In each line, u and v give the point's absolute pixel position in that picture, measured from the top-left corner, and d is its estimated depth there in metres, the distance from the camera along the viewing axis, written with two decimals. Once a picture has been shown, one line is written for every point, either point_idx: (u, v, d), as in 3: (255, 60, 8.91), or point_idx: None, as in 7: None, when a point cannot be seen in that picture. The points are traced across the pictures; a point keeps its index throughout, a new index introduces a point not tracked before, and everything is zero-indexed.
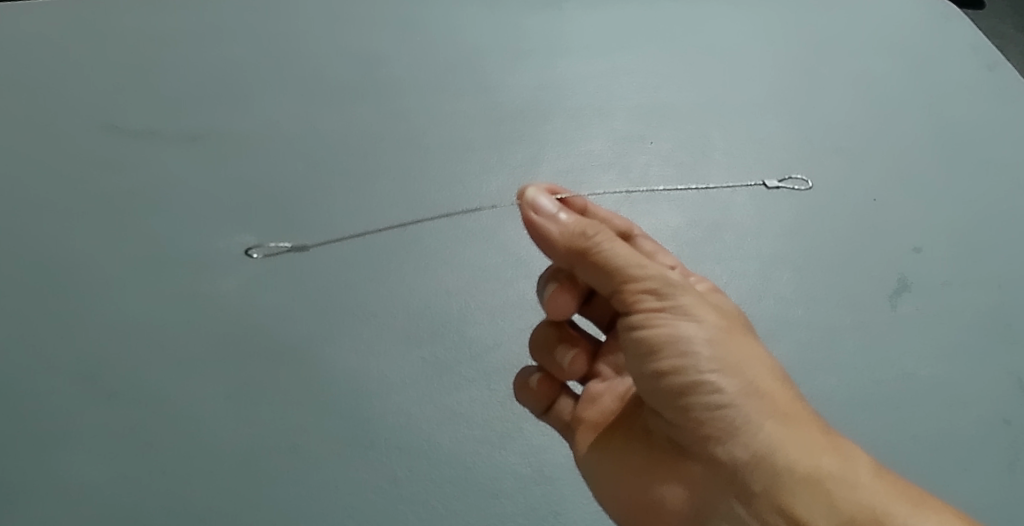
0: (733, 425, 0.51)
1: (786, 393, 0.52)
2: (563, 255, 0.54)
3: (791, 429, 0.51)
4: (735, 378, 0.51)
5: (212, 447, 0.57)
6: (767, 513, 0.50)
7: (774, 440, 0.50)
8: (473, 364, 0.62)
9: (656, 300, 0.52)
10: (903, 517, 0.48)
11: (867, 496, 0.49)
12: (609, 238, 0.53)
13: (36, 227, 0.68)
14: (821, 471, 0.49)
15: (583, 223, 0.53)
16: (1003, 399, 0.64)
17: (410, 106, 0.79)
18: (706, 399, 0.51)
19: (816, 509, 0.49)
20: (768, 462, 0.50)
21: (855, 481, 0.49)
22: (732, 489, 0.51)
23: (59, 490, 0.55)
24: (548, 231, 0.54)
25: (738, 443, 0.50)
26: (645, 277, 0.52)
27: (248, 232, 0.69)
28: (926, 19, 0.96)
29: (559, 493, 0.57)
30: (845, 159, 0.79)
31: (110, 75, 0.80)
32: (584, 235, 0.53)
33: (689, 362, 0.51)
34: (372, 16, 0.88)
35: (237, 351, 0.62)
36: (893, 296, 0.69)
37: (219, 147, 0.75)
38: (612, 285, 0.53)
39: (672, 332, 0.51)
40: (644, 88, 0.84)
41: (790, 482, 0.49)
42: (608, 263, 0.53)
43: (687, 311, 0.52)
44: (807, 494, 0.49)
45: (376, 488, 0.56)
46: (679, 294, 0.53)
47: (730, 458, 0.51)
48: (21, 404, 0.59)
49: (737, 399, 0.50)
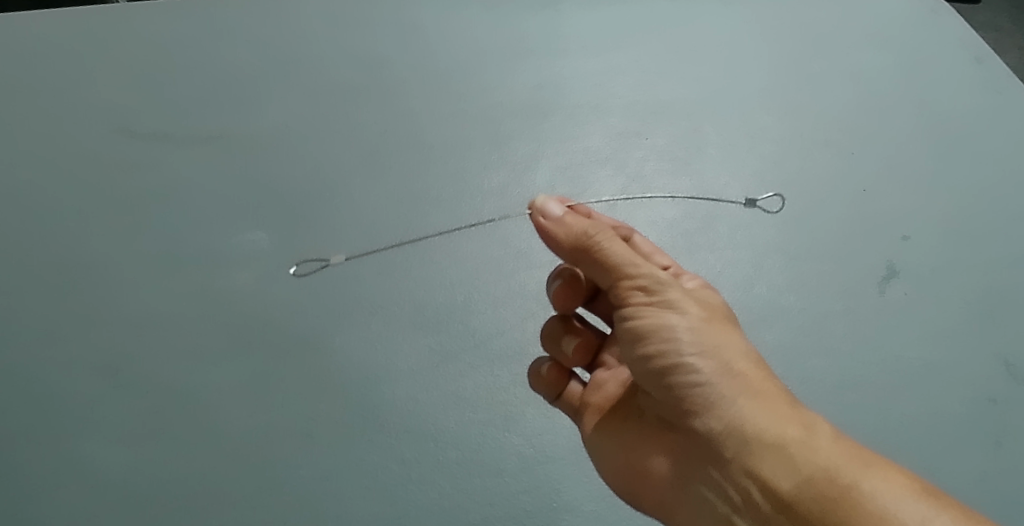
0: (709, 400, 0.54)
1: (762, 374, 0.55)
2: (569, 254, 0.59)
3: (760, 403, 0.53)
4: (712, 360, 0.54)
5: (226, 433, 0.60)
6: (739, 479, 0.52)
7: (743, 412, 0.53)
8: (477, 352, 0.65)
9: (646, 295, 0.56)
10: (861, 479, 0.50)
11: (825, 459, 0.51)
12: (609, 239, 0.58)
13: (51, 227, 0.71)
14: (785, 438, 0.52)
15: (587, 226, 0.58)
16: (990, 379, 0.66)
17: (411, 106, 0.82)
18: (686, 378, 0.54)
19: (781, 473, 0.51)
20: (739, 434, 0.53)
21: (818, 447, 0.52)
22: (710, 459, 0.54)
23: (79, 474, 0.58)
24: (555, 232, 0.59)
25: (712, 416, 0.54)
26: (637, 274, 0.57)
27: (257, 229, 0.71)
28: (916, 15, 0.98)
29: (559, 472, 0.59)
30: (833, 151, 0.82)
31: (121, 80, 0.83)
32: (587, 235, 0.58)
33: (671, 346, 0.55)
34: (374, 19, 0.90)
35: (248, 341, 0.65)
36: (882, 281, 0.72)
37: (226, 147, 0.77)
38: (610, 281, 0.58)
39: (656, 321, 0.55)
40: (639, 86, 0.86)
41: (758, 449, 0.52)
42: (605, 263, 0.57)
43: (672, 304, 0.56)
44: (774, 461, 0.52)
45: (384, 469, 0.58)
46: (666, 289, 0.57)
47: (706, 431, 0.54)
48: (41, 394, 0.62)
49: (712, 378, 0.54)
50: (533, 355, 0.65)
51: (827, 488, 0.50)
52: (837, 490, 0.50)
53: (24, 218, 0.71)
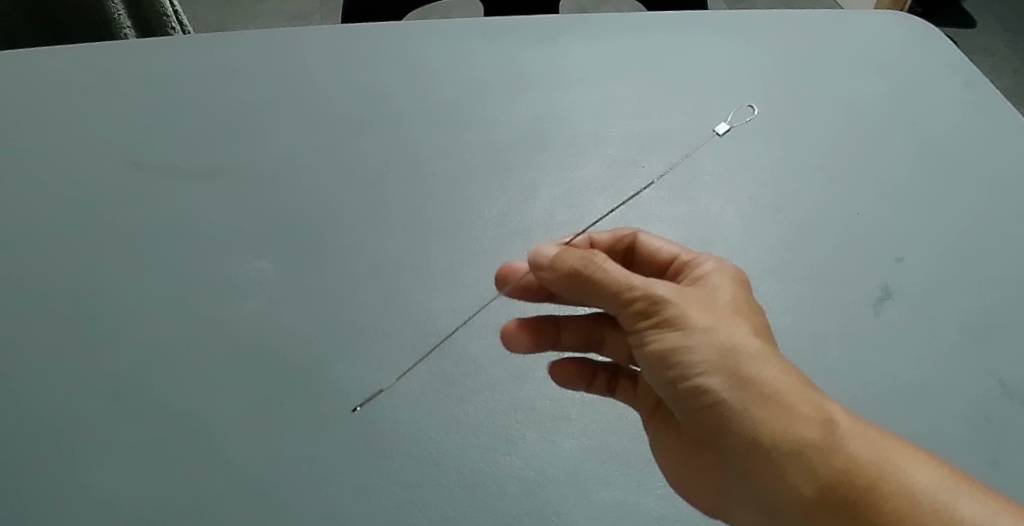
0: (723, 417, 0.56)
1: (779, 375, 0.55)
2: (569, 288, 0.64)
3: (776, 413, 0.54)
4: (721, 376, 0.55)
5: (231, 458, 0.61)
6: (769, 491, 0.55)
7: (759, 425, 0.54)
8: (477, 376, 0.66)
9: (647, 317, 0.59)
10: (887, 476, 0.53)
11: (848, 462, 0.53)
12: (599, 265, 0.62)
13: (61, 259, 0.73)
14: (807, 445, 0.54)
15: (576, 258, 0.62)
16: (986, 397, 0.67)
17: (414, 137, 0.84)
18: (699, 398, 0.57)
19: (805, 484, 0.53)
20: (757, 448, 0.55)
21: (840, 451, 0.53)
22: (738, 471, 0.56)
23: (87, 500, 0.59)
24: (549, 275, 0.64)
25: (729, 432, 0.55)
26: (634, 298, 0.60)
27: (263, 259, 0.73)
28: (908, 41, 1.00)
29: (559, 494, 0.60)
30: (827, 177, 0.83)
31: (130, 115, 0.85)
32: (577, 269, 0.62)
33: (678, 369, 0.57)
34: (377, 52, 0.93)
35: (253, 368, 0.66)
36: (877, 303, 0.73)
37: (232, 178, 0.80)
38: (614, 305, 0.61)
39: (661, 345, 0.58)
40: (636, 114, 0.88)
41: (780, 463, 0.54)
42: (604, 292, 0.61)
43: (674, 322, 0.58)
44: (796, 473, 0.54)
45: (388, 493, 0.59)
46: (666, 307, 0.59)
47: (727, 447, 0.56)
48: (49, 421, 0.63)
49: (723, 395, 0.55)
50: (533, 379, 0.66)
51: (850, 493, 0.53)
52: (859, 495, 0.53)
53: (36, 250, 0.73)
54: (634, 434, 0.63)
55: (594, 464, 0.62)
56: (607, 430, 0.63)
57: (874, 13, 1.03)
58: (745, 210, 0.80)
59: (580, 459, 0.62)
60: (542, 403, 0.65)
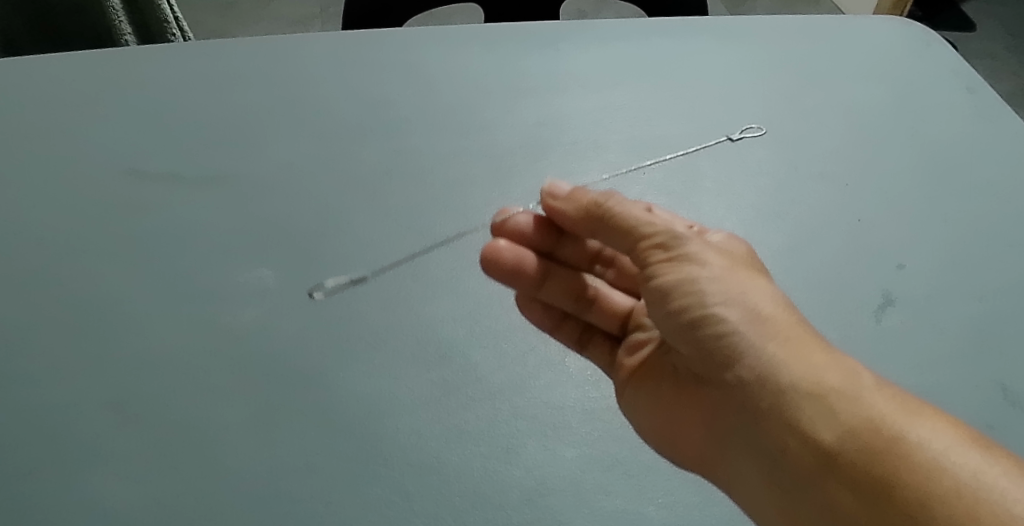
0: (738, 349, 0.58)
1: (790, 320, 0.58)
2: (585, 225, 0.67)
3: (790, 351, 0.56)
4: (737, 310, 0.58)
5: (231, 468, 0.61)
6: (780, 431, 0.55)
7: (774, 359, 0.56)
8: (478, 385, 0.66)
9: (664, 251, 0.62)
10: (904, 427, 0.52)
11: (869, 410, 0.53)
12: (620, 202, 0.65)
13: (62, 266, 0.73)
14: (824, 387, 0.55)
15: (597, 195, 0.66)
16: (987, 405, 0.67)
17: (415, 144, 0.84)
18: (714, 329, 0.59)
19: (821, 421, 0.54)
20: (769, 382, 0.56)
21: (858, 396, 0.54)
22: (747, 410, 0.58)
23: (85, 509, 0.59)
24: (566, 208, 0.67)
25: (743, 365, 0.57)
26: (653, 233, 0.63)
27: (264, 268, 0.73)
28: (908, 47, 1.00)
29: (560, 503, 0.60)
30: (828, 183, 0.83)
31: (132, 123, 0.85)
32: (597, 203, 0.65)
33: (694, 299, 0.59)
34: (378, 59, 0.93)
35: (253, 377, 0.66)
36: (879, 310, 0.72)
37: (232, 186, 0.80)
38: (629, 242, 0.64)
39: (678, 275, 0.61)
40: (637, 121, 0.88)
41: (794, 399, 0.55)
42: (620, 227, 0.64)
43: (692, 257, 0.61)
44: (814, 409, 0.54)
45: (389, 503, 0.59)
46: (685, 243, 0.62)
47: (739, 381, 0.58)
48: (49, 430, 0.63)
49: (739, 327, 0.58)
50: (534, 388, 0.66)
51: (872, 439, 0.52)
52: (882, 442, 0.52)
53: (37, 257, 0.73)
54: (633, 442, 0.63)
55: (595, 473, 0.61)
56: (607, 439, 0.63)
57: (875, 20, 1.03)
58: (746, 216, 0.80)
59: (580, 468, 0.62)
60: (543, 412, 0.65)
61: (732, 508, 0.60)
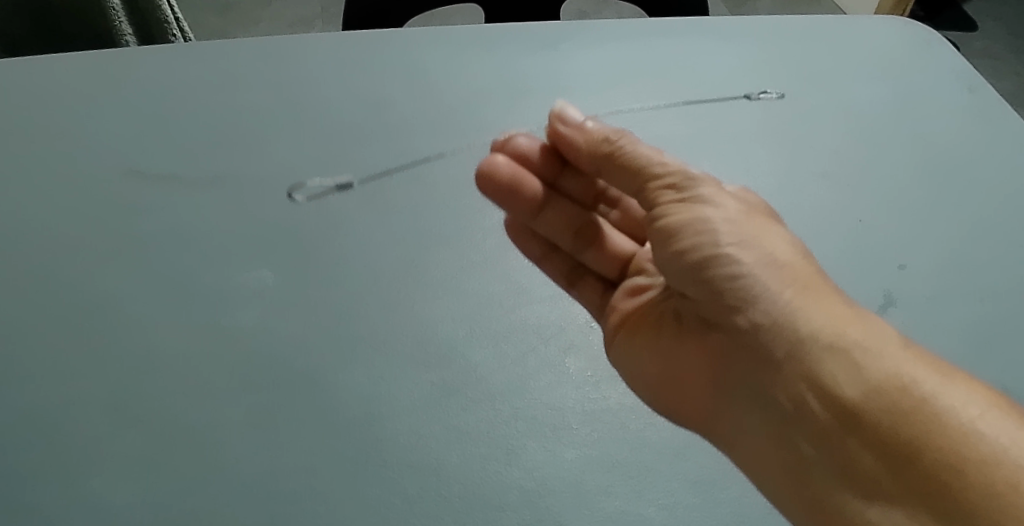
0: (752, 291, 0.62)
1: (807, 268, 0.64)
2: (590, 158, 0.71)
3: (806, 296, 0.61)
4: (753, 253, 0.64)
5: (229, 469, 0.61)
6: (794, 378, 0.59)
7: (791, 302, 0.61)
8: (478, 386, 0.65)
9: (675, 193, 0.67)
10: (925, 384, 0.56)
11: (888, 365, 0.57)
12: (632, 142, 0.69)
13: (60, 267, 0.73)
14: (842, 335, 0.59)
15: (607, 132, 0.70)
16: None
17: (415, 145, 0.84)
18: (727, 269, 0.63)
19: (841, 371, 0.58)
20: (785, 323, 0.61)
21: (878, 349, 0.58)
22: (760, 356, 0.62)
23: (83, 511, 0.59)
24: (574, 137, 0.72)
25: (757, 309, 0.62)
26: (666, 174, 0.67)
27: (263, 269, 0.73)
28: (909, 47, 0.99)
29: (560, 505, 0.60)
30: (829, 183, 0.83)
31: (131, 123, 0.85)
32: (609, 140, 0.69)
33: (706, 240, 0.64)
34: (377, 59, 0.93)
35: (252, 378, 0.66)
36: (881, 310, 0.72)
37: (231, 187, 0.80)
38: (639, 183, 0.68)
39: (691, 216, 0.65)
40: (638, 121, 0.88)
41: (812, 346, 0.59)
42: (632, 168, 0.68)
43: (706, 200, 0.66)
44: (832, 359, 0.58)
45: (388, 505, 0.59)
46: (698, 186, 0.67)
47: (751, 322, 0.62)
48: (47, 431, 0.63)
49: (755, 270, 0.63)
50: (534, 389, 0.66)
51: (893, 394, 0.56)
52: (903, 398, 0.55)
53: (36, 258, 0.73)
54: (634, 443, 0.63)
55: (595, 474, 0.61)
56: (607, 440, 0.63)
57: (875, 20, 1.03)
58: None
59: (581, 469, 0.61)
60: (543, 412, 0.64)
61: (733, 509, 0.60)
